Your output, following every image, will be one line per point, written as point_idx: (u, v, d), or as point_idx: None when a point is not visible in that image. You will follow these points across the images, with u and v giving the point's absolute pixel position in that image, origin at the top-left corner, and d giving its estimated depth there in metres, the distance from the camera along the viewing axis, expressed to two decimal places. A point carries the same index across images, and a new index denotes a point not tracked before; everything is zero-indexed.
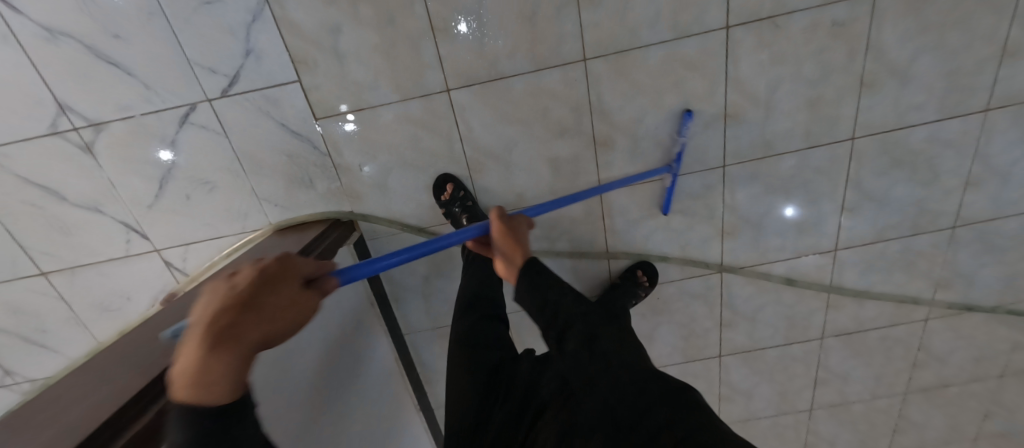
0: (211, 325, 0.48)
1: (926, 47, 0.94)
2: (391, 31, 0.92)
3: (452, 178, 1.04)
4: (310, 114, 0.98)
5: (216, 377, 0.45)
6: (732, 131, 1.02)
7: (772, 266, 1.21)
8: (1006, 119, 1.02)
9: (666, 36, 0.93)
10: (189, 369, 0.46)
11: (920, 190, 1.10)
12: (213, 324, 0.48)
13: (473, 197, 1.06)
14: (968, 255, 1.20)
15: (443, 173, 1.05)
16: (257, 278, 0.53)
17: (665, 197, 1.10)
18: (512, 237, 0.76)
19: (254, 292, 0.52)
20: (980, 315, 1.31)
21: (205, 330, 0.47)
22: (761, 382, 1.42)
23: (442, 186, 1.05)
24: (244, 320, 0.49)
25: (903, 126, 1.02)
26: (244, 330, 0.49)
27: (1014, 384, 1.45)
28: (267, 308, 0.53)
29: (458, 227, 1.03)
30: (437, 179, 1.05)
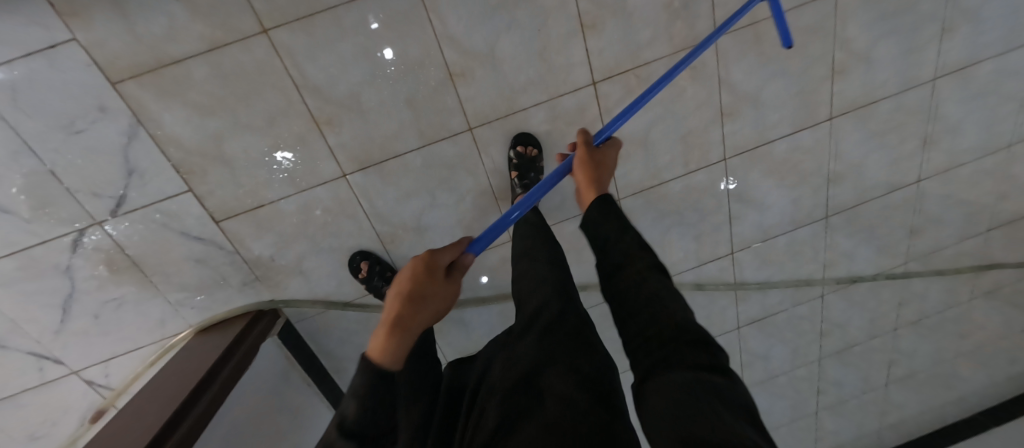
0: (580, 170, 0.73)
1: (771, 75, 1.07)
2: (275, 131, 0.91)
3: (368, 254, 1.06)
4: (209, 219, 0.97)
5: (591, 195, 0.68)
6: (619, 169, 1.12)
7: (682, 275, 1.32)
8: (850, 123, 1.17)
9: (542, 97, 0.99)
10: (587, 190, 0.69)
11: (791, 190, 1.24)
12: (581, 170, 0.72)
13: (393, 266, 1.09)
14: (845, 237, 1.36)
15: (359, 249, 1.07)
16: (591, 150, 0.75)
17: (572, 233, 1.18)
18: (591, 163, 0.73)
19: (598, 156, 0.75)
20: (866, 284, 1.48)
21: (579, 171, 0.73)
22: None
23: (359, 264, 1.06)
24: (603, 152, 0.76)
25: (765, 142, 1.15)
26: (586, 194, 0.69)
27: (907, 333, 1.65)
28: (603, 168, 0.74)
29: None
30: (353, 255, 1.06)
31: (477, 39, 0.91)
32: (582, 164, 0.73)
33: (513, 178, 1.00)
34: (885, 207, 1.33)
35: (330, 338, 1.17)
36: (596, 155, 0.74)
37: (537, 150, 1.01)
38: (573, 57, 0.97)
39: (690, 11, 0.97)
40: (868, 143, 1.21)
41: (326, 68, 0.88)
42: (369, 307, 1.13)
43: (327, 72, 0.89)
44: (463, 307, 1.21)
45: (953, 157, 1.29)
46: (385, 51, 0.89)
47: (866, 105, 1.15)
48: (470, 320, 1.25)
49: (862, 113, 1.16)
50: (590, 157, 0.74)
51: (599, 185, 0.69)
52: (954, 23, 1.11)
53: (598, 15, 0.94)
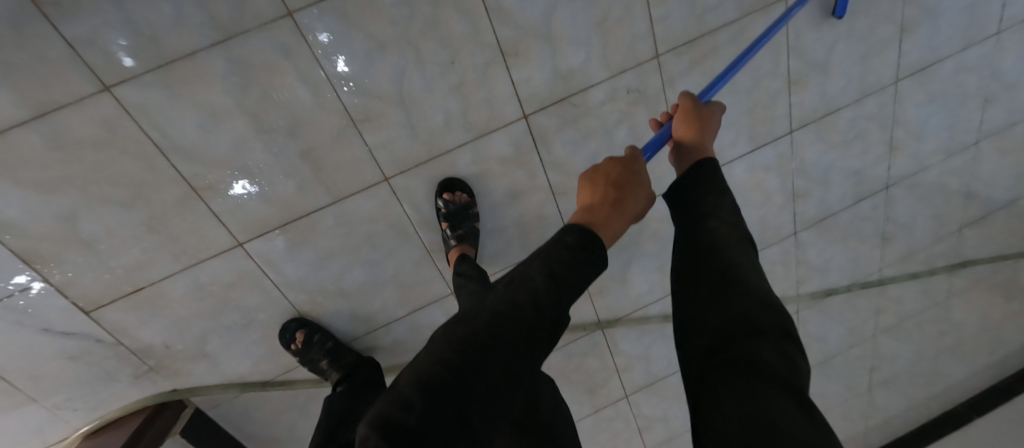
0: (682, 124, 0.59)
1: (720, 93, 0.99)
2: (142, 204, 0.76)
3: (304, 322, 0.91)
4: (77, 310, 0.81)
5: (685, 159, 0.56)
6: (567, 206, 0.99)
7: (648, 309, 1.20)
8: (810, 135, 1.09)
9: (466, 136, 0.86)
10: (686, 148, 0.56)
11: (756, 210, 1.14)
12: (684, 124, 0.59)
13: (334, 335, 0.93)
14: (815, 251, 1.28)
15: (295, 317, 0.92)
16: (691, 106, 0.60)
17: None
18: (694, 121, 0.58)
19: (700, 111, 0.60)
20: (841, 295, 1.39)
21: (680, 126, 0.59)
22: (675, 407, 1.40)
23: (294, 334, 0.91)
24: (708, 111, 0.61)
25: (722, 163, 1.06)
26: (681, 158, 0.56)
27: (886, 338, 1.58)
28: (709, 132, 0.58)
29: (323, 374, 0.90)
30: (288, 324, 0.91)
31: (381, 79, 0.78)
32: (683, 121, 0.59)
33: (444, 230, 0.87)
34: (854, 217, 1.25)
35: (254, 421, 1.00)
36: (698, 113, 0.60)
37: (466, 194, 0.88)
38: (498, 90, 0.85)
39: (625, 30, 0.86)
40: (831, 154, 1.13)
41: (194, 126, 0.73)
42: (295, 384, 0.97)
43: (196, 130, 0.74)
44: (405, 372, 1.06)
45: (918, 160, 1.23)
46: (338, 59, 0.75)
47: (824, 116, 1.08)
48: None
49: (822, 124, 1.09)
50: (692, 114, 0.59)
51: (699, 149, 0.55)
52: (911, 24, 1.05)
53: (520, 42, 0.83)
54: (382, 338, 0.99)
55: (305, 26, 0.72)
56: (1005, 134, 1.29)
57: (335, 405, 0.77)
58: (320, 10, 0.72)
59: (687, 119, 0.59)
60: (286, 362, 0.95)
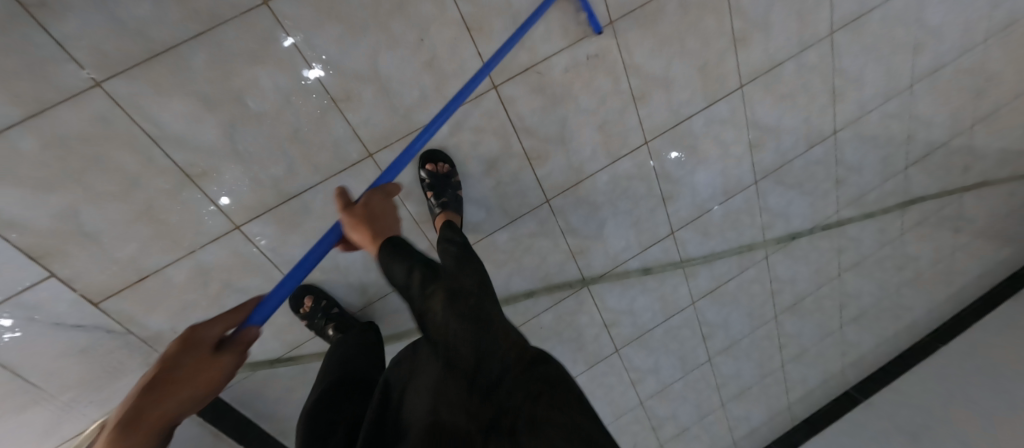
0: (362, 225, 0.72)
1: (674, 54, 1.06)
2: (139, 194, 0.81)
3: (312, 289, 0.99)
4: (85, 303, 0.84)
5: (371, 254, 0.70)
6: (541, 171, 1.07)
7: (628, 263, 1.28)
8: (759, 88, 1.18)
9: (440, 110, 0.92)
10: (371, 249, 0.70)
11: (717, 162, 1.23)
12: (364, 225, 0.72)
13: (339, 303, 1.01)
14: (776, 198, 1.38)
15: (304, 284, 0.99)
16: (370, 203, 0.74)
17: (506, 242, 1.13)
18: (369, 219, 0.72)
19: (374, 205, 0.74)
20: (805, 238, 1.50)
21: (360, 227, 0.72)
22: (661, 357, 1.50)
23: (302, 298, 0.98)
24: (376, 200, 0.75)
25: (682, 119, 1.14)
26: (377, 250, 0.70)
27: (850, 276, 1.70)
28: (383, 220, 0.72)
29: (325, 338, 0.98)
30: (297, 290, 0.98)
31: (356, 60, 0.84)
32: (355, 226, 0.72)
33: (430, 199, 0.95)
34: (808, 163, 1.36)
35: (264, 399, 1.05)
36: (364, 209, 0.73)
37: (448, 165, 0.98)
38: (466, 65, 0.91)
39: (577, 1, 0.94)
40: (779, 105, 1.23)
41: (182, 115, 0.78)
42: (302, 358, 1.03)
43: (184, 119, 0.78)
44: (406, 340, 1.12)
45: (859, 106, 1.34)
46: (310, 70, 0.82)
47: (770, 70, 1.17)
48: None
49: (768, 78, 1.18)
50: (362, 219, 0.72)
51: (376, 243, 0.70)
52: None
53: (482, 18, 0.89)
54: (381, 309, 1.07)
55: (281, 13, 0.78)
56: (936, 75, 1.41)
57: (335, 356, 0.85)
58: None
59: (359, 220, 0.72)
60: (292, 339, 1.01)
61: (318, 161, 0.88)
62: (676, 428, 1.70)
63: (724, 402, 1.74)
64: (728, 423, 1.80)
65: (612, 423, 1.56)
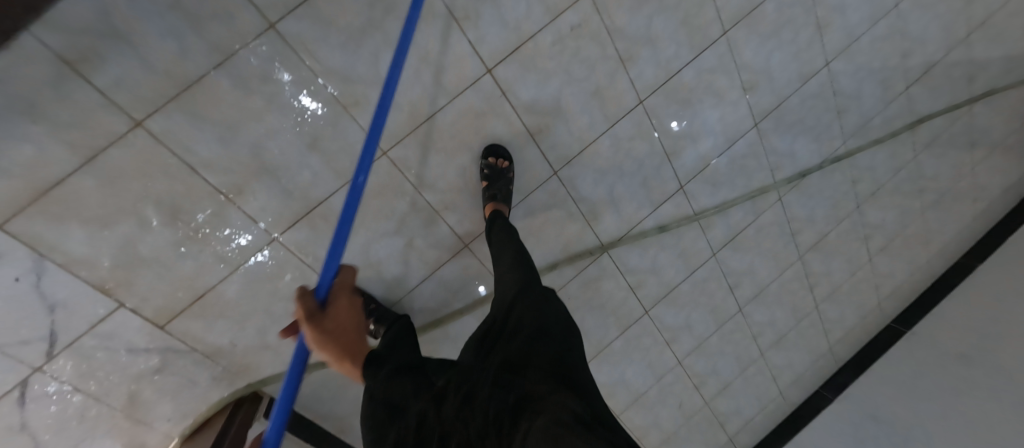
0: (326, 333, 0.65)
1: (654, 12, 1.10)
2: (188, 219, 0.89)
3: None
4: (152, 327, 0.92)
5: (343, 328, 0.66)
6: (545, 145, 1.12)
7: (643, 224, 1.31)
8: (742, 31, 1.21)
9: (443, 100, 0.99)
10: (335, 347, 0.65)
11: (714, 111, 1.27)
12: (324, 338, 0.64)
13: (376, 299, 1.06)
14: (779, 138, 1.40)
15: None
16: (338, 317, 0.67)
17: (523, 218, 1.18)
18: (337, 334, 0.65)
19: (341, 315, 0.67)
20: (815, 174, 1.51)
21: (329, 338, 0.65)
22: (692, 312, 1.52)
23: None
24: (335, 308, 0.67)
25: (672, 74, 1.18)
26: (352, 319, 0.68)
27: (871, 206, 1.69)
28: (340, 316, 0.67)
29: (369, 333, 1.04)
30: None
31: (358, 65, 0.91)
32: (321, 349, 0.64)
33: (484, 187, 1.03)
34: (805, 98, 1.38)
35: (322, 399, 1.12)
36: (328, 326, 0.65)
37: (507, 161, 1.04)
38: (457, 53, 0.97)
39: None
40: (766, 45, 1.26)
41: (215, 140, 0.86)
42: None
43: (218, 142, 0.86)
44: (443, 326, 1.17)
45: (848, 34, 1.36)
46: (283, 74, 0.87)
47: (751, 12, 1.20)
48: (455, 337, 1.20)
49: (750, 20, 1.21)
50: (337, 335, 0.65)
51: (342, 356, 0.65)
52: None
53: (467, 6, 0.95)
54: (415, 299, 1.13)
55: (288, 34, 0.85)
56: None
57: None
58: (297, 16, 0.84)
59: (324, 341, 0.64)
60: None
61: (339, 165, 0.95)
62: (719, 384, 1.71)
63: (763, 351, 1.74)
64: (771, 373, 1.81)
65: (654, 385, 1.59)
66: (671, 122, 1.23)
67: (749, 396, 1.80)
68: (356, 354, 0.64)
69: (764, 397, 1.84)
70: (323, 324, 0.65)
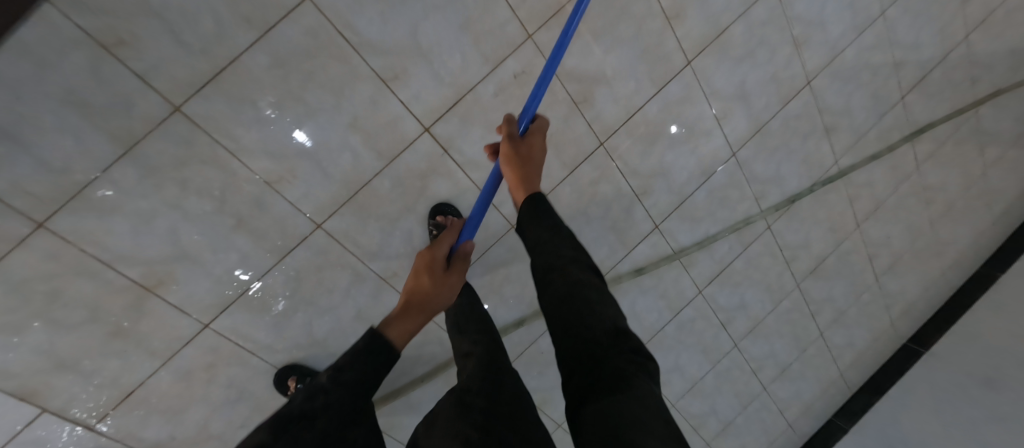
0: (511, 152, 0.69)
1: (606, 49, 1.02)
2: (104, 317, 0.83)
3: (294, 368, 0.97)
4: (81, 428, 0.87)
5: (523, 155, 0.69)
6: (498, 199, 1.04)
7: (618, 268, 1.22)
8: (709, 59, 1.12)
9: (378, 165, 0.92)
10: (511, 170, 0.68)
11: (685, 145, 1.17)
12: (512, 152, 0.69)
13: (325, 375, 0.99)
14: (762, 164, 1.29)
15: (284, 365, 0.97)
16: (523, 141, 0.70)
17: (482, 276, 1.10)
18: (517, 156, 0.68)
19: (533, 141, 0.71)
20: (806, 198, 1.40)
21: (509, 157, 0.69)
22: (681, 353, 1.42)
23: (286, 380, 0.97)
24: (531, 137, 0.71)
25: (633, 111, 1.09)
26: (536, 152, 0.70)
27: (872, 224, 1.57)
28: (534, 148, 0.70)
29: None
30: (278, 373, 0.97)
31: (279, 140, 0.84)
32: (509, 162, 0.68)
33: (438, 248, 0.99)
34: (787, 120, 1.27)
35: None
36: (519, 147, 0.69)
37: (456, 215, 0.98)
38: (389, 115, 0.90)
39: (488, 23, 0.91)
40: (738, 70, 1.16)
41: (127, 232, 0.80)
42: None
43: (132, 234, 0.81)
44: (403, 395, 1.10)
45: (830, 49, 1.25)
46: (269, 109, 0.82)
47: (718, 37, 1.11)
48: (418, 404, 1.13)
49: (718, 45, 1.12)
50: (518, 158, 0.68)
51: (520, 177, 0.67)
52: None
53: (395, 65, 0.88)
54: None
55: (195, 115, 0.78)
56: None
57: None
58: (202, 96, 0.78)
59: (509, 158, 0.68)
60: None
61: (269, 243, 0.89)
62: (719, 423, 1.60)
63: (766, 385, 1.63)
64: (777, 406, 1.69)
65: None
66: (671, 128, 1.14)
67: (753, 432, 1.69)
68: (530, 176, 0.66)
69: (770, 431, 1.72)
70: (517, 147, 0.69)
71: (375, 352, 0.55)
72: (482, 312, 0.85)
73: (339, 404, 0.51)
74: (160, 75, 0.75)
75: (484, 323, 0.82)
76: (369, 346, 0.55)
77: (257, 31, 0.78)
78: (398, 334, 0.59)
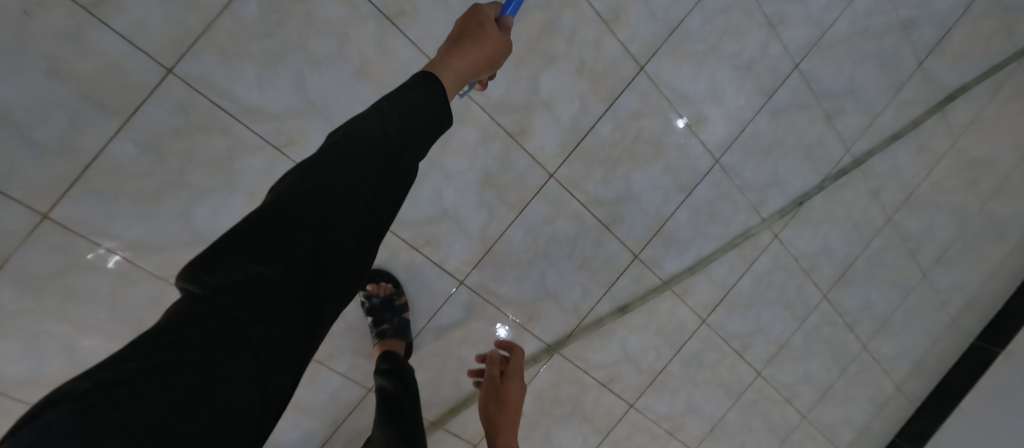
0: (490, 403, 0.75)
1: (536, 69, 0.88)
2: None
3: None
4: None
5: (503, 400, 0.75)
6: (439, 255, 0.92)
7: (597, 310, 1.07)
8: (666, 60, 0.96)
9: None
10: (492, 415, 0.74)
11: (653, 161, 1.02)
12: (491, 402, 0.76)
13: None
14: (754, 168, 1.11)
15: None
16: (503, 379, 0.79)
17: (435, 343, 0.97)
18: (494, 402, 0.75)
19: (511, 382, 0.79)
20: (816, 197, 1.20)
21: (490, 404, 0.75)
22: (692, 393, 1.23)
23: None
24: (509, 380, 0.79)
25: (584, 133, 0.95)
26: (513, 393, 0.77)
27: (906, 214, 1.34)
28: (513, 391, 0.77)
29: None
30: None
31: (167, 231, 0.76)
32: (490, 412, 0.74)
33: (371, 325, 0.87)
34: (776, 114, 1.09)
35: None
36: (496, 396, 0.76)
37: (392, 283, 0.89)
38: None
39: (389, 66, 0.80)
40: (703, 68, 1.00)
41: (14, 356, 0.73)
42: None
43: (21, 357, 0.73)
44: None
45: (816, 24, 1.06)
46: (240, 167, 0.77)
47: (672, 34, 0.95)
48: None
49: (674, 44, 0.96)
50: (501, 400, 0.75)
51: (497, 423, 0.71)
52: None
53: (287, 129, 0.78)
54: None
55: (69, 220, 0.71)
56: None
57: None
58: (70, 199, 0.70)
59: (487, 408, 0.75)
60: None
61: None
62: None
63: (805, 413, 1.40)
64: (823, 435, 1.46)
65: None
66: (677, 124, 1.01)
67: None
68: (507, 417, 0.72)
69: None
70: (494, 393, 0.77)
71: (421, 100, 0.48)
72: (417, 411, 0.75)
73: (378, 157, 0.42)
74: (19, 185, 0.67)
75: (414, 423, 0.71)
76: (412, 89, 0.49)
77: (117, 119, 0.69)
78: (446, 83, 0.53)
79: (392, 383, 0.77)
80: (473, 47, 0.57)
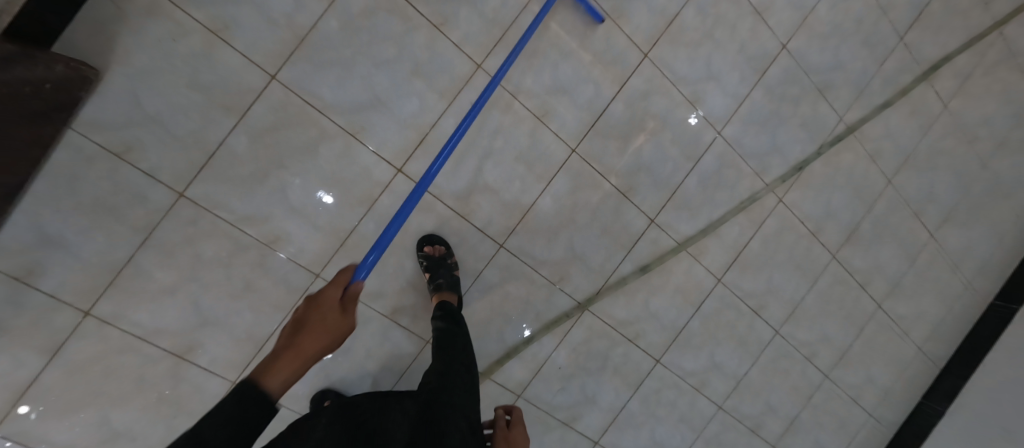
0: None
1: (555, 61, 1.06)
2: (150, 388, 0.94)
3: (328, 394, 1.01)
4: None
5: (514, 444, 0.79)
6: (481, 222, 1.09)
7: (620, 270, 1.21)
8: (665, 48, 1.13)
9: (361, 211, 1.00)
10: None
11: (661, 135, 1.17)
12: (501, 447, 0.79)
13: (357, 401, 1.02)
14: (754, 138, 1.25)
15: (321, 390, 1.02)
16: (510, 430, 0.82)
17: (481, 300, 1.13)
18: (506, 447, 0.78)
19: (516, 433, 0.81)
20: (815, 163, 1.32)
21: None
22: (715, 349, 1.35)
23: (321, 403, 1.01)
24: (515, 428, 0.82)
25: (598, 114, 1.11)
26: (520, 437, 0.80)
27: (906, 177, 1.44)
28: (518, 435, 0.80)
29: None
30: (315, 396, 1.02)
31: (268, 205, 0.95)
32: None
33: (427, 281, 1.02)
34: (770, 89, 1.23)
35: None
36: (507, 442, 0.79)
37: (444, 246, 1.05)
38: (362, 164, 0.99)
39: (436, 65, 0.99)
40: (700, 52, 1.16)
41: (156, 307, 0.92)
42: None
43: (161, 309, 0.92)
44: None
45: (798, 8, 1.21)
46: (322, 150, 0.96)
47: (669, 25, 1.12)
48: None
49: (672, 33, 1.12)
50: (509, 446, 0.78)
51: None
52: None
53: (357, 119, 0.97)
54: None
55: (197, 197, 0.90)
56: None
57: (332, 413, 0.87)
58: (198, 180, 0.90)
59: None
60: None
61: (276, 298, 0.99)
62: (781, 423, 1.46)
63: (827, 372, 1.49)
64: (848, 394, 1.53)
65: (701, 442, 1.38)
66: (687, 110, 1.18)
67: (826, 430, 1.52)
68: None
69: (847, 425, 1.55)
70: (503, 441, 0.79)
71: (259, 394, 0.49)
72: (467, 344, 0.90)
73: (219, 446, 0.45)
74: (165, 171, 0.88)
75: (463, 352, 0.86)
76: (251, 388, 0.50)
77: (234, 116, 0.90)
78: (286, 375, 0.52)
79: (446, 323, 0.93)
80: (309, 336, 0.56)
